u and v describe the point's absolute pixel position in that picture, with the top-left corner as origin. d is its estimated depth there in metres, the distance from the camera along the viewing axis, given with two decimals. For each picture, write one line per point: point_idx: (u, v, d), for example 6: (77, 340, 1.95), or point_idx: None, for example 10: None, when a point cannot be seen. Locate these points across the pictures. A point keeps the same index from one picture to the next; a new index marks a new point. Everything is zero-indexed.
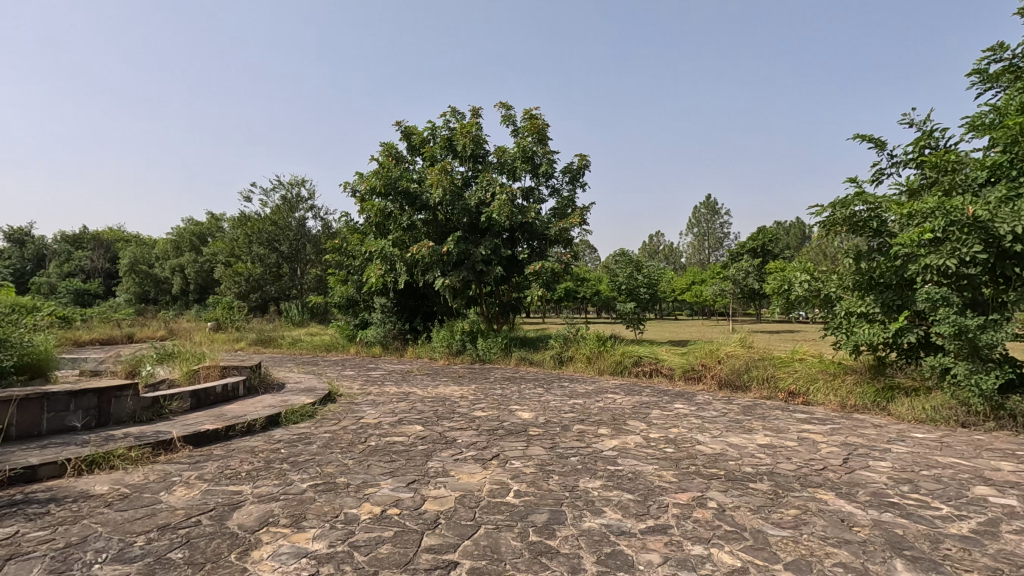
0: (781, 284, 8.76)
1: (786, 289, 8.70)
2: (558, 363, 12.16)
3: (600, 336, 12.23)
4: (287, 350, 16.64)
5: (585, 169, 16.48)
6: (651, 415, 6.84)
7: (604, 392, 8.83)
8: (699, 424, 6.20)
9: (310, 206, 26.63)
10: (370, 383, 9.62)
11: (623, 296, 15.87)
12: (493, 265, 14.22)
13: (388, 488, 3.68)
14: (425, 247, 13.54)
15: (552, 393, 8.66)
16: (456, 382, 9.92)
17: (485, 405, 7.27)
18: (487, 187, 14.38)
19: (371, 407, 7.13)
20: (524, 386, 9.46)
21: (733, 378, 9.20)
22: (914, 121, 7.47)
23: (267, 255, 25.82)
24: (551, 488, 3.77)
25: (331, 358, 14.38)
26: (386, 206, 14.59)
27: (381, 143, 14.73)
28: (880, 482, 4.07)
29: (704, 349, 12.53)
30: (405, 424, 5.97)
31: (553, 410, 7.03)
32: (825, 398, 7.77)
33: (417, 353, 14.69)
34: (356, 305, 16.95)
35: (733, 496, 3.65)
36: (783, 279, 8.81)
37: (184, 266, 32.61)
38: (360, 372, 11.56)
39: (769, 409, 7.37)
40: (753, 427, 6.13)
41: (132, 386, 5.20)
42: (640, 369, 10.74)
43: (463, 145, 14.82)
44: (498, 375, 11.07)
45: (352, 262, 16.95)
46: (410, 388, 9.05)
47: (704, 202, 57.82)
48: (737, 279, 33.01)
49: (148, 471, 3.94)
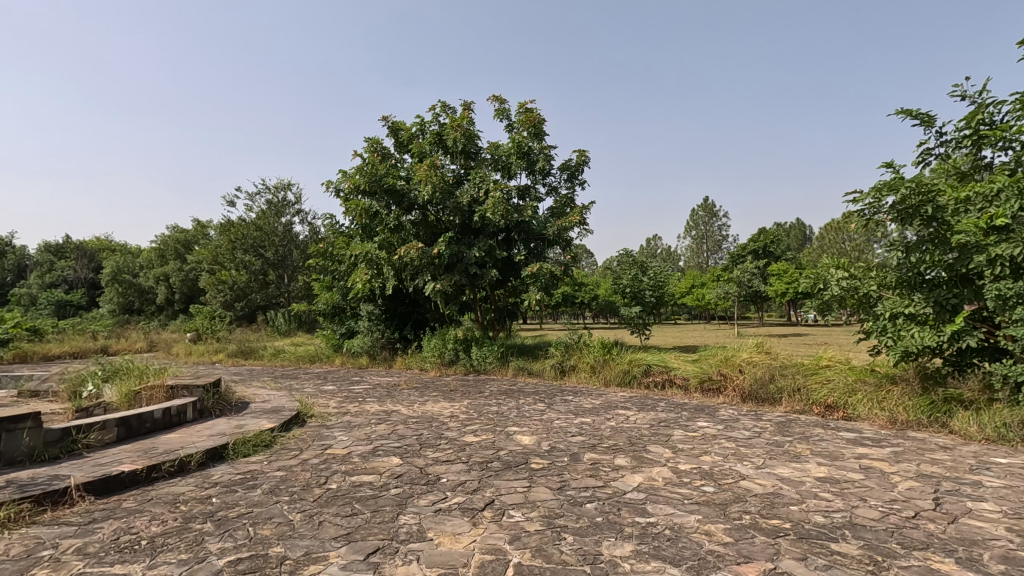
0: (812, 282, 7.76)
1: (819, 289, 7.67)
2: (559, 373, 11.12)
3: (605, 343, 11.23)
4: (269, 362, 15.55)
5: (584, 166, 15.53)
6: (675, 436, 5.80)
7: (614, 407, 7.78)
8: (735, 450, 5.15)
9: (297, 211, 25.57)
10: (350, 401, 8.53)
11: (628, 299, 14.90)
12: (487, 268, 13.27)
13: (339, 566, 2.64)
14: (414, 249, 12.54)
15: (554, 409, 7.62)
16: (447, 397, 8.86)
17: (478, 428, 6.21)
18: (480, 184, 13.37)
19: (344, 432, 6.06)
20: (524, 401, 8.41)
21: (757, 390, 8.16)
22: (966, 94, 6.56)
23: (253, 262, 24.70)
24: (564, 558, 2.74)
25: (315, 371, 13.30)
26: (371, 205, 13.48)
27: (366, 138, 13.71)
28: (1001, 538, 3.06)
29: (718, 355, 11.51)
30: (380, 455, 4.90)
31: (558, 433, 5.97)
32: (869, 413, 6.76)
33: (406, 364, 13.64)
34: (343, 313, 15.97)
35: (820, 571, 2.62)
36: (814, 277, 7.79)
37: (169, 275, 31.45)
38: (342, 386, 10.50)
39: (808, 428, 6.34)
40: (801, 452, 5.09)
41: (33, 416, 4.15)
42: (650, 379, 9.70)
43: (454, 140, 13.83)
44: (494, 387, 10.03)
45: (337, 267, 15.90)
46: (394, 406, 7.96)
47: (702, 204, 57.11)
48: (741, 280, 32.08)
49: (12, 543, 2.88)
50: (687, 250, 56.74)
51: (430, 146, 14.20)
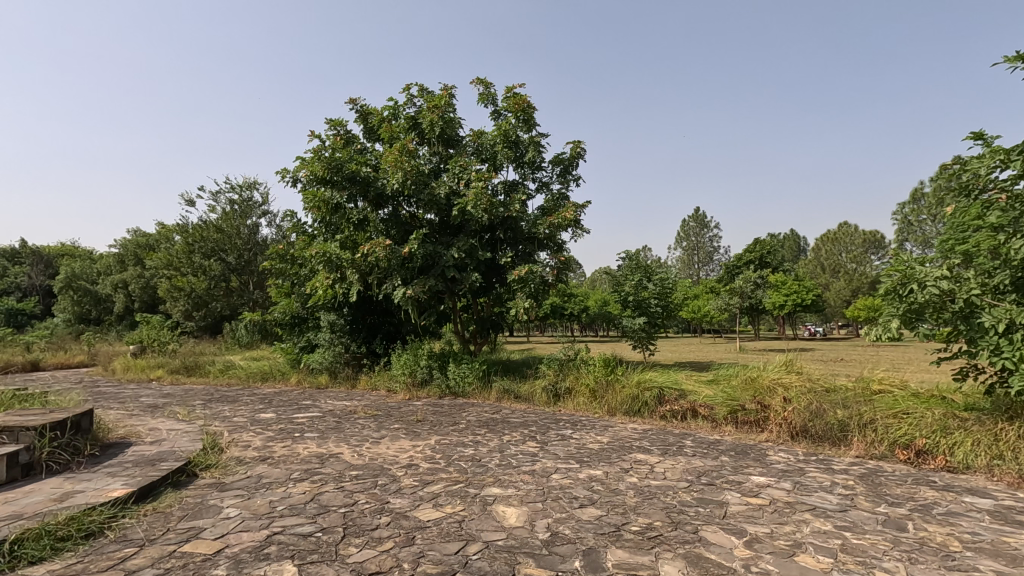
0: (893, 282, 5.86)
1: (906, 294, 5.76)
2: (552, 398, 9.22)
3: (607, 360, 9.37)
4: (215, 380, 13.40)
5: (578, 159, 13.77)
6: (734, 508, 3.89)
7: (629, 450, 5.84)
8: (843, 542, 3.24)
9: (264, 211, 23.50)
10: (280, 438, 6.50)
11: (630, 309, 13.10)
12: (468, 272, 11.36)
13: None
14: (381, 246, 10.65)
15: (549, 453, 5.68)
16: (410, 432, 6.87)
17: (441, 493, 4.22)
18: (460, 174, 11.56)
19: (239, 497, 4.05)
20: (509, 439, 6.45)
21: (813, 426, 6.28)
22: None
23: (214, 266, 22.52)
24: None
25: (263, 393, 11.21)
26: (332, 196, 11.47)
27: (328, 118, 11.76)
28: None
29: (740, 377, 9.63)
30: (267, 560, 2.92)
31: (559, 501, 4.01)
32: (986, 466, 4.96)
33: (373, 384, 11.64)
34: (304, 324, 13.96)
35: None
36: (897, 278, 5.87)
37: (128, 282, 29.02)
38: (284, 414, 8.48)
39: (913, 488, 4.47)
40: (950, 546, 3.20)
41: None
42: (665, 408, 7.83)
43: (431, 123, 11.96)
44: (474, 417, 8.08)
45: (298, 271, 13.87)
46: (336, 448, 5.96)
47: (692, 215, 55.89)
48: (743, 292, 30.37)
49: None
50: (677, 261, 55.45)
51: (404, 130, 12.29)
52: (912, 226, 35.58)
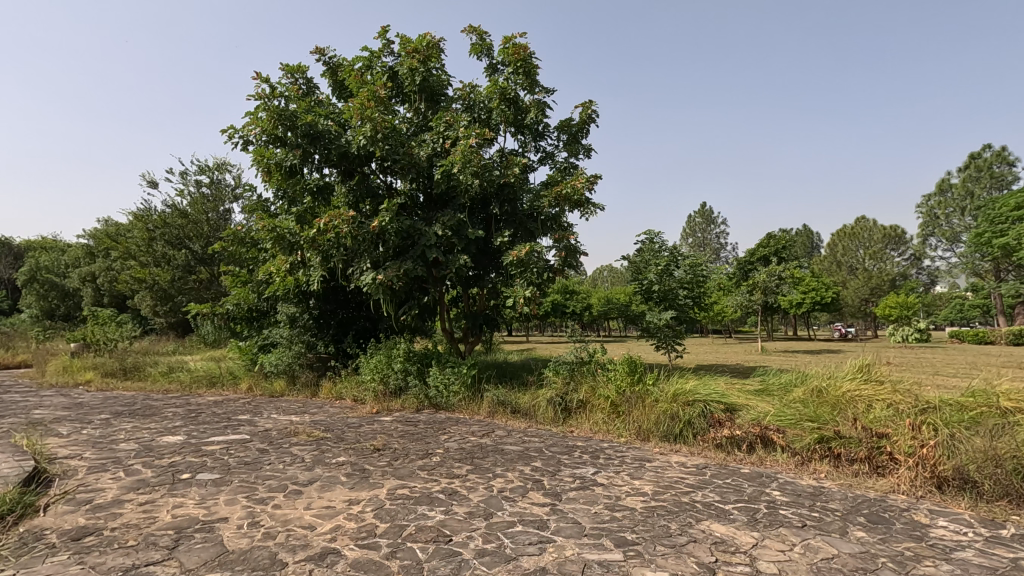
0: None
1: None
2: (560, 414, 7.02)
3: (632, 363, 7.18)
4: (153, 385, 11.18)
5: (590, 124, 11.54)
6: None
7: (695, 516, 3.59)
8: None
9: (237, 196, 21.19)
10: (150, 486, 4.20)
11: (653, 304, 10.96)
12: (454, 254, 9.14)
13: None
14: (342, 218, 8.41)
15: (568, 522, 3.42)
16: (355, 473, 4.60)
17: None
18: (444, 131, 9.34)
19: None
20: (501, 488, 4.19)
21: (975, 472, 4.08)
22: None
23: (178, 256, 20.15)
24: None
25: (198, 403, 8.96)
26: (285, 158, 9.21)
27: (284, 64, 9.52)
28: None
29: (803, 387, 7.43)
30: None
31: None
32: None
33: (337, 392, 9.42)
34: (266, 319, 11.82)
35: None
36: None
37: (96, 274, 26.74)
38: (200, 436, 6.21)
39: None
40: None
41: None
42: (719, 433, 5.62)
43: (410, 72, 9.70)
44: (456, 443, 5.82)
45: (256, 255, 11.68)
46: (223, 509, 3.68)
47: (699, 210, 53.52)
48: (767, 288, 27.51)
49: None
50: None
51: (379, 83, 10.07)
52: (938, 220, 33.54)
